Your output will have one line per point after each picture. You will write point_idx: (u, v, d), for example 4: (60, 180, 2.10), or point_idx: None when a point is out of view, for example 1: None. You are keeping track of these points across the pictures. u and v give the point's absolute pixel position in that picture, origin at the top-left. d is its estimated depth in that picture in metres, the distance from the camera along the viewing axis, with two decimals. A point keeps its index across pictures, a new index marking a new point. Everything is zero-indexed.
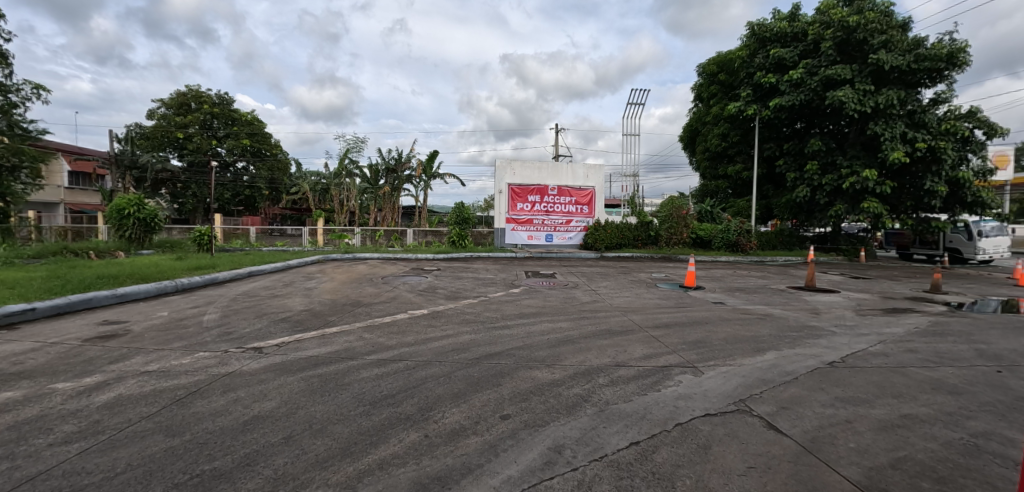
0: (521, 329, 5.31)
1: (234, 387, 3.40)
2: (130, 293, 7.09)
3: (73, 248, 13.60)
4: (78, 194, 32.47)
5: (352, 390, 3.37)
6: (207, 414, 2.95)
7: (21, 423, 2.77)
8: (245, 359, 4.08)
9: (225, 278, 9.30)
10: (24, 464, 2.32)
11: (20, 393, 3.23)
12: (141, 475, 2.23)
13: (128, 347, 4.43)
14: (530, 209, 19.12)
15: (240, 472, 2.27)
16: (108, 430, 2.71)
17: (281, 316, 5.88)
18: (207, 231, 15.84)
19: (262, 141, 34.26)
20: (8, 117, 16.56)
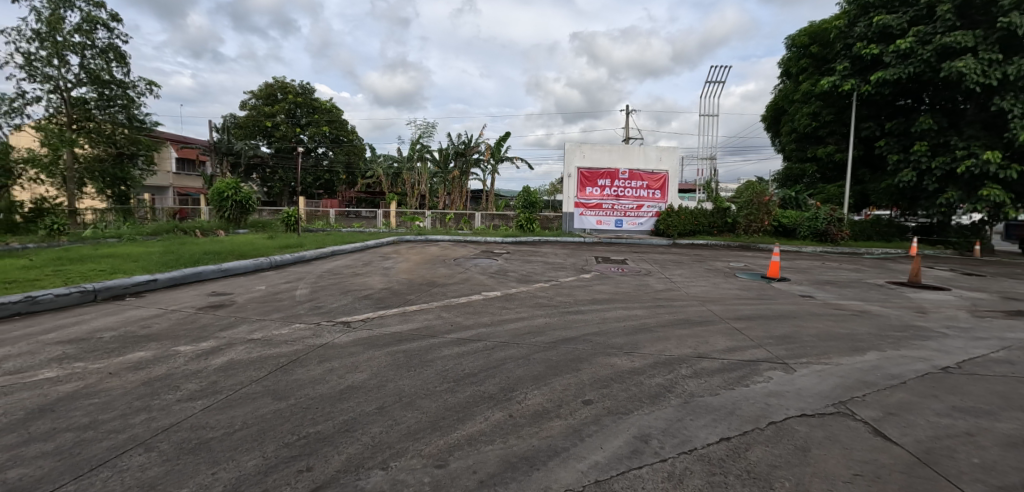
0: (595, 315, 5.24)
1: (327, 358, 3.63)
2: (233, 269, 7.81)
3: (185, 226, 15.21)
4: (183, 179, 36.15)
5: (436, 367, 3.49)
6: (306, 381, 3.18)
7: (154, 380, 3.18)
8: (336, 332, 4.36)
9: (313, 257, 10.02)
10: (160, 416, 2.72)
11: (152, 354, 3.68)
12: (256, 433, 2.57)
13: (235, 316, 4.90)
14: (601, 193, 18.76)
15: (342, 438, 2.54)
16: (225, 390, 3.03)
17: (364, 293, 6.23)
18: (294, 212, 17.02)
19: (341, 128, 36.40)
20: (128, 111, 18.59)
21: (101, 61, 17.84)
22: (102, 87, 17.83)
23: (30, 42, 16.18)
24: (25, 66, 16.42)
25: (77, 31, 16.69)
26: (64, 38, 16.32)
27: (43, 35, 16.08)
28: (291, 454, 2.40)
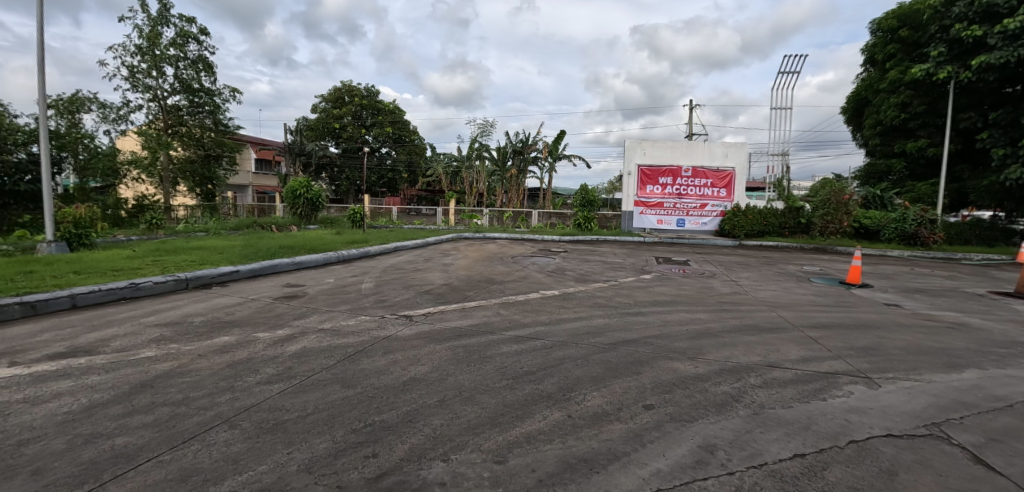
0: (656, 317, 5.07)
1: (391, 349, 3.77)
2: (305, 262, 8.36)
3: (262, 222, 16.51)
4: (262, 178, 39.27)
5: (495, 363, 3.53)
6: (371, 371, 3.34)
7: (236, 363, 3.47)
8: (399, 325, 4.54)
9: (377, 252, 10.50)
10: (242, 396, 2.97)
11: (234, 339, 4.00)
12: (326, 418, 2.74)
13: (307, 306, 5.23)
14: (662, 191, 18.23)
15: (404, 427, 2.64)
16: (299, 376, 3.25)
17: (425, 288, 6.43)
18: (359, 209, 17.96)
19: (403, 129, 38.02)
20: (214, 116, 20.40)
21: (192, 72, 19.52)
22: (193, 95, 19.60)
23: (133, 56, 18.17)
24: (131, 78, 18.43)
25: (172, 44, 18.55)
26: (161, 52, 18.15)
27: (144, 49, 17.98)
28: (357, 439, 2.53)
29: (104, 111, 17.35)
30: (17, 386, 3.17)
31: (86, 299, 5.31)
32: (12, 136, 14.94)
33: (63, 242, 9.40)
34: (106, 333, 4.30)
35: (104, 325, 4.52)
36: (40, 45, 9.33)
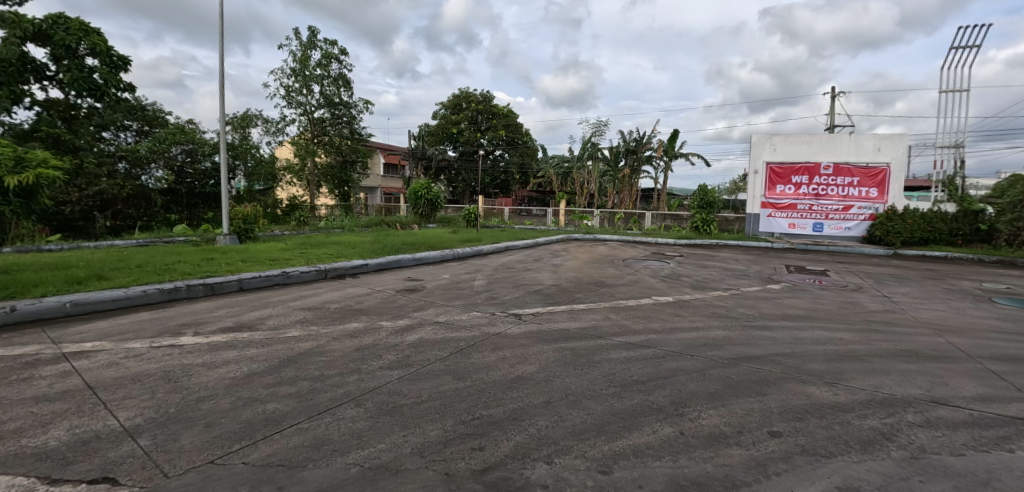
0: (785, 333, 4.52)
1: (500, 347, 3.89)
2: (424, 258, 9.06)
3: (389, 221, 18.44)
4: (389, 181, 43.57)
5: (603, 369, 3.47)
6: (482, 365, 3.50)
7: (363, 348, 3.87)
8: (508, 322, 4.67)
9: (489, 251, 11.00)
10: (368, 379, 3.32)
11: (361, 326, 4.48)
12: (440, 406, 2.94)
13: (425, 299, 5.66)
14: (795, 191, 16.50)
15: (510, 424, 2.70)
16: (416, 364, 3.53)
17: (534, 288, 6.56)
18: (474, 209, 19.01)
19: (516, 131, 39.64)
20: (350, 126, 22.07)
21: (335, 88, 21.25)
22: (333, 108, 21.40)
23: (287, 78, 20.60)
24: (286, 97, 21.34)
25: (318, 65, 20.91)
26: (310, 72, 20.64)
27: (296, 71, 20.58)
28: (465, 430, 2.66)
29: (266, 125, 20.56)
30: (201, 352, 3.93)
31: (250, 284, 6.41)
32: (202, 148, 18.20)
33: (235, 234, 11.39)
34: (262, 312, 5.10)
35: (263, 306, 5.38)
36: (223, 73, 11.36)
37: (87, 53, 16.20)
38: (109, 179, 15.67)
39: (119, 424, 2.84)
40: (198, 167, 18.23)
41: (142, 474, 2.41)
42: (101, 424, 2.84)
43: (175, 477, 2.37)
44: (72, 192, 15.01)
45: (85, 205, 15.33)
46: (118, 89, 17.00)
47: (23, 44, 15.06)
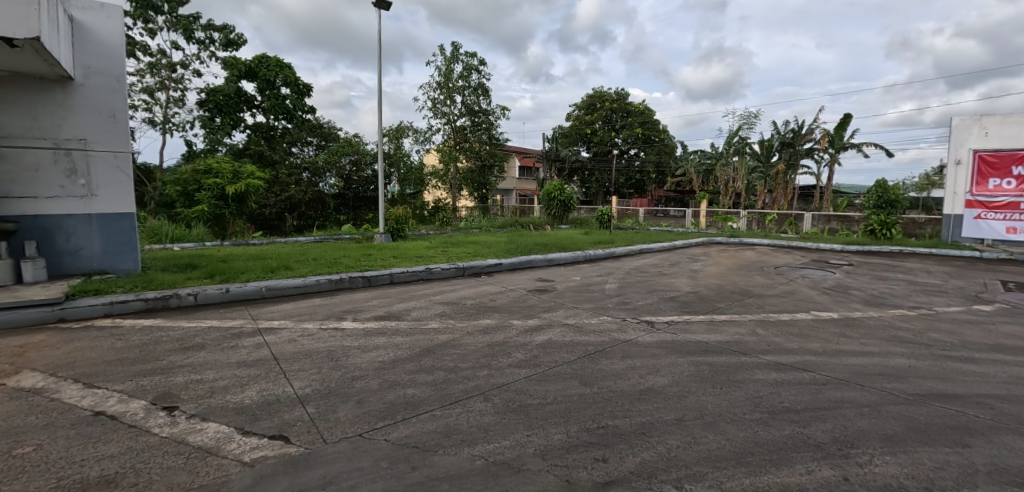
0: (1000, 370, 3.51)
1: (630, 355, 3.85)
2: (556, 259, 9.22)
3: (523, 222, 19.66)
4: (525, 183, 45.55)
5: (747, 390, 3.15)
6: (610, 372, 3.51)
7: (493, 344, 4.10)
8: (640, 330, 4.56)
9: (622, 253, 10.80)
10: (496, 375, 3.49)
11: (493, 322, 4.76)
12: (564, 411, 2.94)
13: (556, 300, 5.80)
14: (1019, 187, 12.97)
15: (638, 439, 2.53)
16: (544, 364, 3.65)
17: (669, 294, 6.28)
18: (607, 210, 19.07)
19: (653, 128, 38.47)
20: (489, 132, 23.12)
21: (474, 97, 22.29)
22: (474, 116, 22.53)
23: (434, 91, 22.31)
24: (432, 108, 22.60)
25: (461, 76, 22.03)
26: (453, 84, 21.97)
27: (441, 84, 22.07)
28: (589, 439, 2.57)
29: (417, 135, 22.91)
30: (357, 335, 4.51)
31: (399, 278, 7.16)
32: (365, 158, 20.86)
33: (389, 233, 12.86)
34: (407, 304, 5.67)
35: (408, 298, 6.00)
36: (380, 92, 13.08)
37: (282, 85, 20.01)
38: (297, 186, 19.17)
39: (293, 390, 3.40)
40: (362, 174, 20.99)
41: (307, 436, 2.85)
42: (282, 389, 3.42)
43: (331, 443, 2.76)
44: (272, 197, 18.60)
45: (279, 208, 18.94)
46: (303, 112, 20.94)
47: (239, 81, 19.31)
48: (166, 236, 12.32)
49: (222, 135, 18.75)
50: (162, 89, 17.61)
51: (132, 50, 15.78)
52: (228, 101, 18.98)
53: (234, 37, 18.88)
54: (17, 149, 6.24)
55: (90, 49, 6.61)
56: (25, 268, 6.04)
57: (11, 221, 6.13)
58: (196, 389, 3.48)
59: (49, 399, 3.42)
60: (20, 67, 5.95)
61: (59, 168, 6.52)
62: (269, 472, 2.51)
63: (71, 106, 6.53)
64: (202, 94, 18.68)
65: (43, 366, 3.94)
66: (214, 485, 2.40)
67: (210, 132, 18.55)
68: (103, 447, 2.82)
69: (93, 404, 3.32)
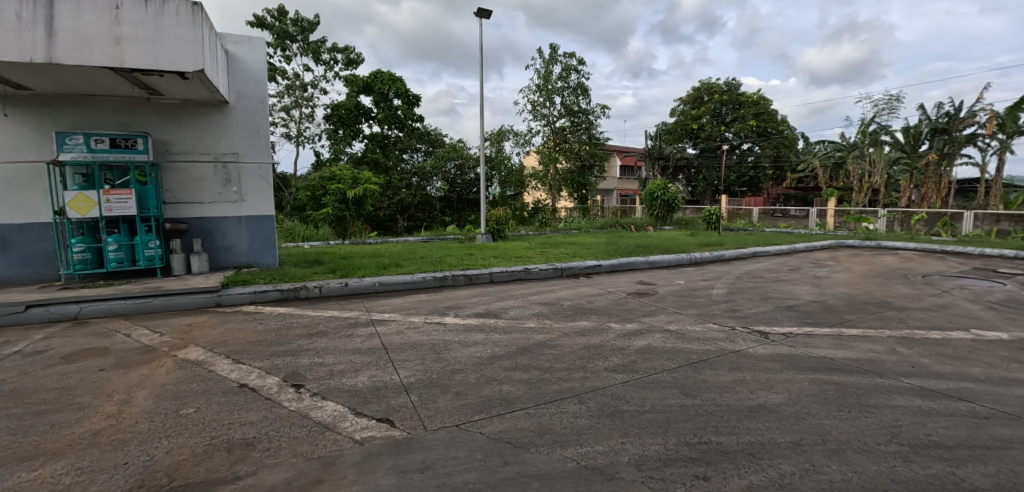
0: None
1: (737, 367, 3.67)
2: (658, 261, 8.87)
3: (624, 223, 19.29)
4: (627, 183, 43.97)
5: (881, 416, 2.75)
6: (715, 385, 3.35)
7: (590, 347, 4.16)
8: (751, 341, 4.30)
9: (732, 257, 10.06)
10: (593, 378, 3.53)
11: (592, 324, 4.83)
12: (662, 421, 2.83)
13: (657, 305, 5.67)
14: None
15: (744, 459, 2.32)
16: (643, 371, 3.62)
17: (787, 303, 5.75)
18: (715, 210, 18.09)
19: (769, 119, 35.36)
20: (589, 132, 23.36)
21: (574, 97, 22.56)
22: (574, 116, 22.85)
23: (533, 94, 22.75)
24: (532, 111, 22.94)
25: (559, 78, 22.20)
26: (552, 85, 22.22)
27: (540, 87, 22.50)
28: (688, 453, 2.42)
29: (517, 138, 23.55)
30: (458, 331, 4.77)
31: (499, 277, 7.41)
32: (468, 162, 21.85)
33: (490, 234, 13.44)
34: (507, 302, 5.90)
35: (508, 297, 6.24)
36: (482, 97, 13.63)
37: (394, 97, 21.89)
38: (407, 190, 20.80)
39: (402, 378, 3.70)
40: (465, 178, 21.92)
41: (410, 422, 3.06)
42: (390, 377, 3.73)
43: (431, 431, 2.93)
44: (385, 200, 20.36)
45: (392, 210, 20.56)
46: (412, 121, 22.72)
47: (358, 96, 21.47)
48: (299, 234, 13.87)
49: (344, 145, 21.00)
50: (297, 107, 20.15)
51: (274, 74, 18.31)
52: (349, 114, 21.11)
53: (354, 57, 20.97)
54: (189, 163, 7.54)
55: (242, 77, 7.73)
56: (193, 260, 7.32)
57: (184, 223, 7.48)
58: (318, 371, 3.94)
59: (210, 369, 4.13)
60: (191, 96, 7.20)
61: (218, 178, 7.76)
62: (376, 451, 2.75)
63: (230, 126, 7.78)
64: (328, 109, 20.94)
65: (206, 342, 4.77)
66: (331, 457, 2.70)
67: (334, 143, 20.87)
68: (246, 414, 3.32)
69: (238, 377, 3.92)
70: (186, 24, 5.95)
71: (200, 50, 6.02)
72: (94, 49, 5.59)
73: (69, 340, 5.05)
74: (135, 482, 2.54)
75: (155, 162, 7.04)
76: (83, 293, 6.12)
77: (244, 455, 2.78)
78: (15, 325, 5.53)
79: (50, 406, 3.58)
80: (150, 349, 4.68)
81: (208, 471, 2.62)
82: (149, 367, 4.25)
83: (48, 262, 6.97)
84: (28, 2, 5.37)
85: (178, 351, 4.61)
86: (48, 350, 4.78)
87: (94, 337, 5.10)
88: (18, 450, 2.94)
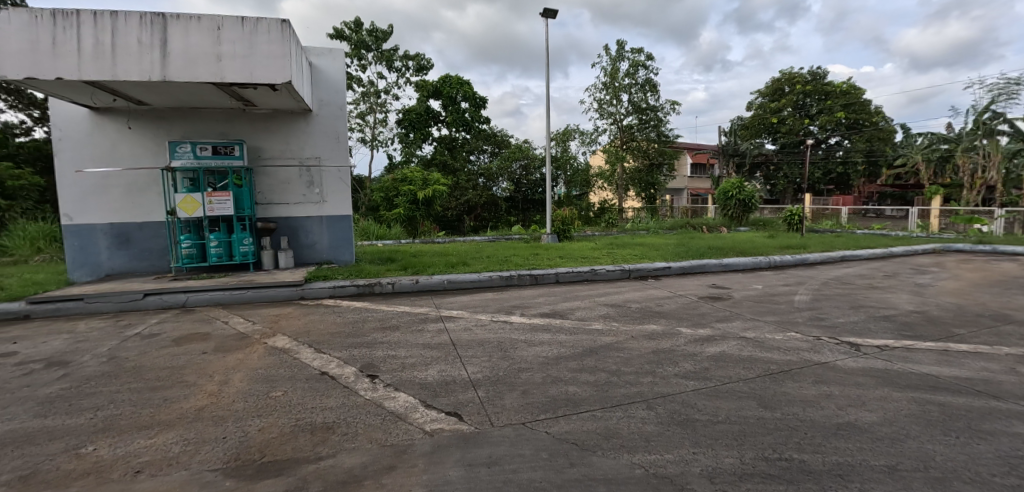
0: None
1: (824, 380, 3.39)
2: (733, 264, 8.37)
3: (695, 223, 18.50)
4: (697, 181, 42.06)
5: (1002, 445, 2.40)
6: (798, 398, 3.11)
7: (658, 352, 4.05)
8: (840, 353, 3.95)
9: (817, 261, 9.28)
10: (662, 384, 3.43)
11: (661, 329, 4.69)
12: (738, 433, 2.67)
13: (732, 310, 5.37)
14: None
15: (832, 480, 2.13)
16: (716, 380, 3.46)
17: (883, 313, 5.19)
18: (798, 210, 16.85)
19: (860, 110, 32.21)
20: (657, 130, 22.72)
21: (642, 94, 22.04)
22: (642, 113, 22.32)
23: (599, 92, 22.51)
24: (597, 109, 22.71)
25: (626, 74, 21.75)
26: (619, 83, 21.77)
27: (606, 85, 22.15)
28: (767, 470, 2.26)
29: (583, 138, 23.33)
30: (524, 330, 4.82)
31: (564, 277, 7.38)
32: (534, 162, 22.36)
33: (556, 233, 13.46)
34: (573, 303, 5.87)
35: (573, 297, 6.20)
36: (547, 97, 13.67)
37: (461, 100, 22.52)
38: (474, 190, 21.36)
39: (471, 374, 3.81)
40: (530, 178, 22.52)
41: (477, 417, 3.14)
42: (458, 372, 3.86)
43: (497, 427, 2.99)
44: (453, 201, 21.02)
45: (459, 210, 21.25)
46: (479, 123, 23.07)
47: (428, 100, 22.32)
48: (373, 233, 14.75)
49: (414, 148, 21.98)
50: (371, 113, 21.36)
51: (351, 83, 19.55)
52: (419, 118, 22.02)
53: (424, 63, 21.83)
54: (277, 167, 8.25)
55: (325, 87, 8.33)
56: (281, 257, 8.02)
57: (272, 222, 8.20)
58: (391, 363, 4.16)
59: (295, 357, 4.50)
60: (280, 106, 7.88)
61: (302, 181, 8.41)
62: (445, 443, 2.85)
63: (313, 132, 8.40)
64: (399, 114, 22.00)
65: (291, 332, 5.20)
66: (402, 446, 2.84)
67: (406, 146, 21.92)
68: (327, 399, 3.58)
69: (319, 365, 4.24)
70: (276, 40, 6.48)
71: (288, 63, 6.52)
72: (200, 66, 6.30)
73: (178, 325, 5.74)
74: (231, 454, 2.83)
75: (248, 166, 7.78)
76: (189, 284, 6.93)
77: (324, 437, 3.00)
78: (136, 311, 6.38)
79: (164, 382, 4.08)
80: (245, 336, 5.20)
81: (294, 450, 2.85)
82: (244, 352, 4.72)
83: (161, 256, 7.95)
84: (146, 27, 6.13)
85: (268, 338, 5.07)
86: (162, 333, 5.47)
87: (198, 323, 5.76)
88: (140, 419, 3.40)
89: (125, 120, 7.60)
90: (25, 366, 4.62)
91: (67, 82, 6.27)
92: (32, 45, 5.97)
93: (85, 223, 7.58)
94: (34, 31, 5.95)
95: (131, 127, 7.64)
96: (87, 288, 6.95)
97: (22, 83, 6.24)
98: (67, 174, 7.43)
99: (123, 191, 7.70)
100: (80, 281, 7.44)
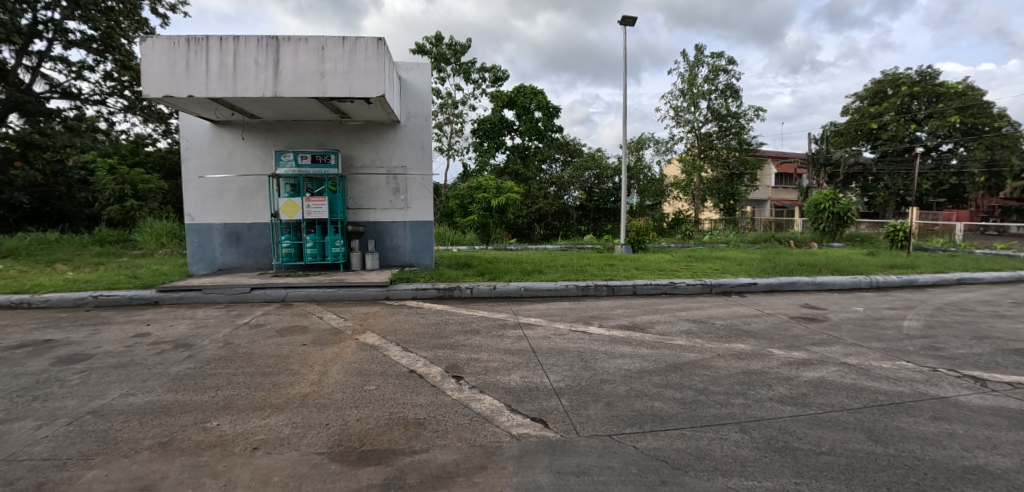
0: None
1: (944, 417, 3.09)
2: (827, 283, 7.79)
3: (781, 237, 17.34)
4: (782, 192, 39.34)
5: None
6: (912, 434, 2.87)
7: (749, 373, 3.91)
8: (962, 388, 3.57)
9: (928, 283, 8.39)
10: (753, 407, 3.30)
11: (750, 349, 4.51)
12: (845, 467, 2.52)
13: (829, 334, 5.03)
14: None
15: None
16: (815, 407, 3.27)
17: (1015, 346, 4.60)
18: (903, 226, 15.26)
19: (979, 114, 28.70)
20: (739, 137, 21.76)
21: (722, 100, 21.22)
22: (722, 120, 21.44)
23: (677, 99, 21.92)
24: (674, 117, 22.07)
25: (705, 80, 20.99)
26: (698, 89, 21.04)
27: (684, 92, 21.46)
28: None
29: (658, 146, 22.73)
30: (604, 341, 4.84)
31: (643, 290, 7.27)
32: (606, 171, 22.24)
33: (631, 244, 13.28)
34: (654, 317, 5.80)
35: (654, 311, 6.11)
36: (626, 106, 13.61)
37: (535, 109, 22.84)
38: (545, 199, 21.60)
39: (554, 382, 3.91)
40: (603, 187, 22.38)
41: (562, 425, 3.20)
42: (542, 380, 3.96)
43: (583, 436, 3.04)
44: (525, 209, 21.35)
45: (530, 218, 21.59)
46: (552, 132, 23.28)
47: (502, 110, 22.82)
48: (448, 238, 15.38)
49: (488, 157, 22.49)
50: (448, 123, 22.26)
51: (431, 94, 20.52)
52: (493, 127, 22.64)
53: (500, 74, 22.38)
54: (366, 175, 8.88)
55: (412, 99, 8.86)
56: (368, 258, 8.62)
57: (361, 226, 8.85)
58: (475, 366, 4.36)
59: (385, 354, 4.85)
60: (371, 117, 8.48)
61: (389, 188, 8.97)
62: (533, 447, 2.94)
63: (400, 142, 8.94)
64: (475, 124, 22.74)
65: (379, 330, 5.60)
66: (492, 447, 2.97)
67: (480, 155, 22.53)
68: (417, 396, 3.81)
69: (408, 363, 4.53)
70: (373, 56, 7.02)
71: (382, 78, 7.03)
72: (306, 84, 6.96)
73: (279, 317, 6.37)
74: (336, 441, 3.11)
75: (341, 174, 8.46)
76: (287, 281, 7.66)
77: (418, 432, 3.21)
78: (244, 303, 7.17)
79: (272, 369, 4.57)
80: (338, 331, 5.67)
81: (391, 442, 3.08)
82: (338, 346, 5.15)
83: (263, 254, 8.83)
84: (262, 50, 6.94)
85: (359, 335, 5.50)
86: (267, 324, 6.10)
87: (297, 316, 6.37)
88: (256, 400, 3.83)
89: (239, 131, 8.56)
90: (160, 345, 5.37)
91: (197, 99, 7.19)
92: (170, 67, 6.90)
93: (203, 222, 8.62)
94: (173, 55, 6.89)
95: (244, 138, 8.59)
96: (204, 280, 7.91)
97: (162, 100, 7.21)
98: (192, 179, 8.51)
99: (235, 195, 8.68)
100: (198, 274, 8.46)
